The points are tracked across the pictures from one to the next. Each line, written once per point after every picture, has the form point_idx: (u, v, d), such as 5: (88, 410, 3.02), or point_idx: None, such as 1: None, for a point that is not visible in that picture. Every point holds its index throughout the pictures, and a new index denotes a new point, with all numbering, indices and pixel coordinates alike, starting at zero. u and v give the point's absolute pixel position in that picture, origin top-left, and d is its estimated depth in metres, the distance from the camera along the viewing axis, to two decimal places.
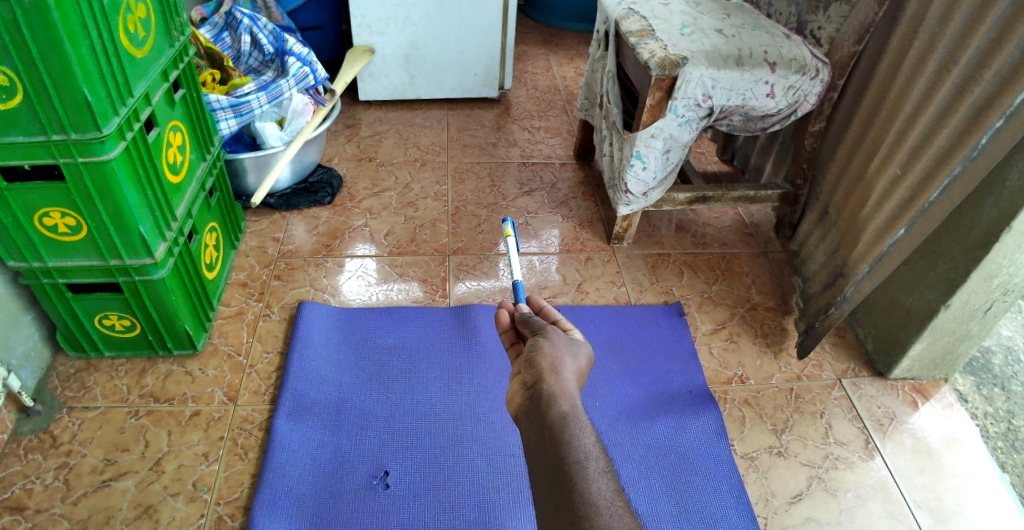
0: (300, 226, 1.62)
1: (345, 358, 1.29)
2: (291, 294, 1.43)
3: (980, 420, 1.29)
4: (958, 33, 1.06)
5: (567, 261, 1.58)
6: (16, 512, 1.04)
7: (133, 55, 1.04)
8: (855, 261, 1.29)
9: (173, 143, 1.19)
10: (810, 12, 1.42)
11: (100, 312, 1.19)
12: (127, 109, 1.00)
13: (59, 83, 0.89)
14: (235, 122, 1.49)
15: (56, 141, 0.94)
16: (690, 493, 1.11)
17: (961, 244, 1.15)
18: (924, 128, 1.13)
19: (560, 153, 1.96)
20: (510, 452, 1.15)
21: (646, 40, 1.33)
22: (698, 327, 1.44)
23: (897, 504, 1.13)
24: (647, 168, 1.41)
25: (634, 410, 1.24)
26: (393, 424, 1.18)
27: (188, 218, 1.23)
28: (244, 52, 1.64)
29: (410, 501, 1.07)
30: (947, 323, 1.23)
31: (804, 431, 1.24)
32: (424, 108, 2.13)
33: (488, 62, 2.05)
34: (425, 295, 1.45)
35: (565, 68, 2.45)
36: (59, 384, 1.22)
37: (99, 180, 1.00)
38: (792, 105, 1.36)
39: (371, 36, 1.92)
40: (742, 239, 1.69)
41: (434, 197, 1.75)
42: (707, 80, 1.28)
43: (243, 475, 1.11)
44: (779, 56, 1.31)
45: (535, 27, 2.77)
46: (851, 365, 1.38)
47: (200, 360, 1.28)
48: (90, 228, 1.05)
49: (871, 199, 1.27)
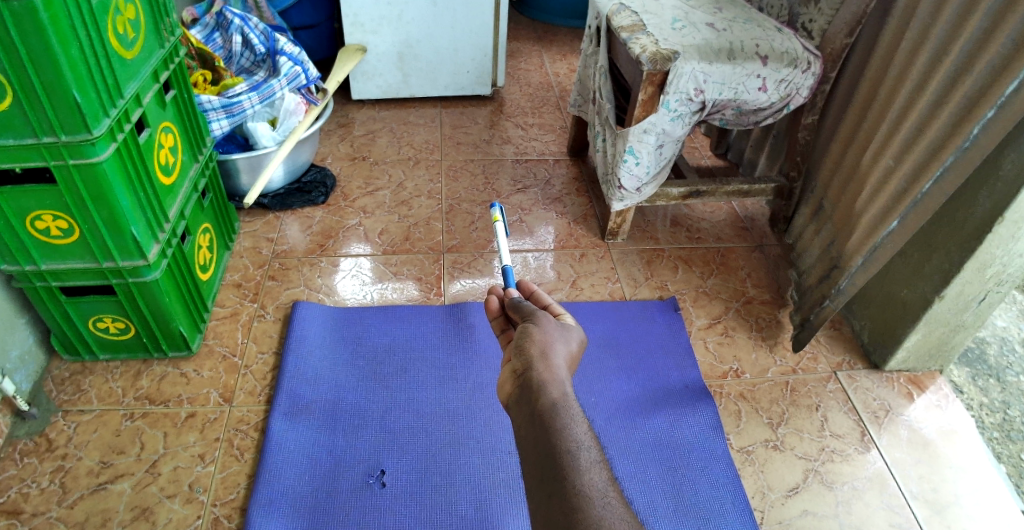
0: (294, 226, 1.62)
1: (341, 358, 1.29)
2: (285, 294, 1.43)
3: (975, 411, 1.29)
4: (950, 24, 1.06)
5: (562, 257, 1.57)
6: (12, 516, 1.04)
7: (124, 56, 1.04)
8: (850, 254, 1.29)
9: (165, 145, 1.19)
10: (801, 5, 1.42)
11: (94, 315, 1.19)
12: (118, 111, 1.00)
13: (49, 87, 0.89)
14: (227, 122, 1.48)
15: (47, 144, 0.94)
16: (686, 487, 1.11)
17: (955, 234, 1.15)
18: (917, 120, 1.13)
19: (554, 150, 1.96)
20: (506, 448, 1.15)
21: (638, 35, 1.33)
22: (693, 322, 1.44)
23: (893, 496, 1.13)
24: (640, 163, 1.40)
25: (630, 406, 1.24)
26: (389, 422, 1.19)
27: (180, 220, 1.23)
28: (236, 52, 1.63)
29: (407, 498, 1.08)
30: (942, 315, 1.23)
31: (800, 425, 1.24)
32: (418, 107, 2.13)
33: (481, 59, 2.05)
34: (421, 293, 1.45)
35: (558, 64, 2.45)
36: (54, 387, 1.22)
37: (91, 183, 0.99)
38: (784, 98, 1.36)
39: (363, 35, 1.92)
40: (737, 233, 1.69)
41: (428, 196, 1.75)
42: (700, 74, 1.28)
43: (240, 475, 1.11)
44: (771, 49, 1.31)
45: (528, 24, 2.76)
46: (847, 358, 1.38)
47: (195, 362, 1.28)
48: (83, 231, 1.05)
49: (866, 190, 1.27)
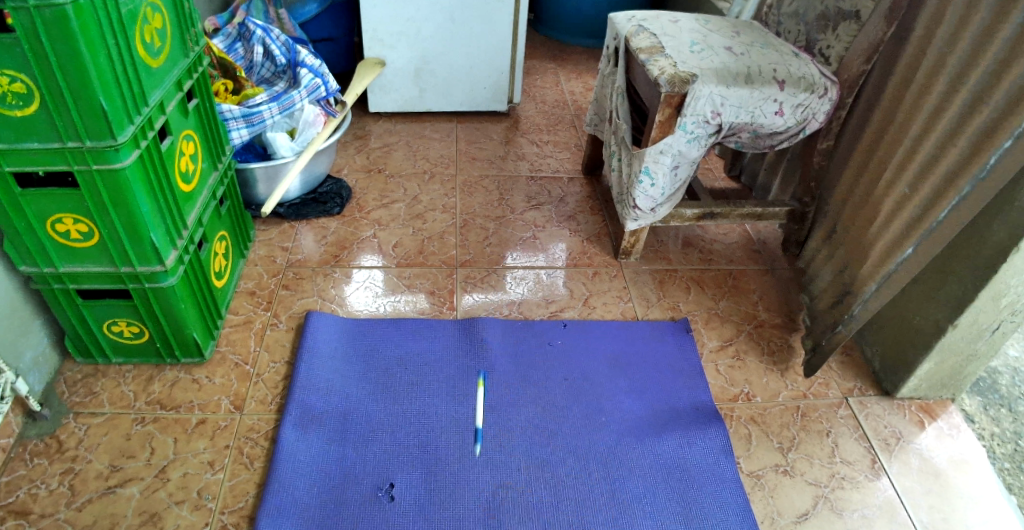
0: (308, 236, 1.63)
1: (353, 369, 1.30)
2: (298, 304, 1.44)
3: (986, 441, 1.28)
4: (967, 53, 1.07)
5: (574, 275, 1.58)
6: (20, 517, 1.04)
7: (149, 65, 1.06)
8: (864, 280, 1.29)
9: (186, 152, 1.20)
10: (818, 31, 1.43)
11: (108, 319, 1.20)
12: (142, 118, 1.02)
13: (75, 92, 0.90)
14: (247, 132, 1.50)
15: (71, 148, 0.95)
16: (696, 510, 1.11)
17: (970, 262, 1.15)
18: (933, 147, 1.14)
19: (569, 167, 1.97)
20: (516, 465, 1.15)
21: (656, 57, 1.35)
22: (705, 343, 1.43)
23: (904, 525, 1.13)
24: (655, 183, 1.41)
25: (641, 426, 1.23)
26: (399, 435, 1.18)
27: (199, 227, 1.24)
28: (257, 63, 1.66)
29: (416, 513, 1.07)
30: (955, 343, 1.22)
31: (811, 450, 1.23)
32: (434, 121, 2.15)
33: (498, 76, 2.07)
34: (433, 307, 1.46)
35: (574, 82, 2.47)
36: (67, 389, 1.22)
37: (112, 188, 1.00)
38: (800, 123, 1.36)
39: (382, 48, 1.94)
40: (749, 256, 1.69)
41: (442, 210, 1.76)
42: (717, 97, 1.29)
43: (248, 484, 1.11)
44: (789, 74, 1.32)
45: (544, 43, 2.79)
46: (858, 384, 1.37)
47: (207, 368, 1.29)
48: (102, 235, 1.06)
49: (880, 216, 1.27)
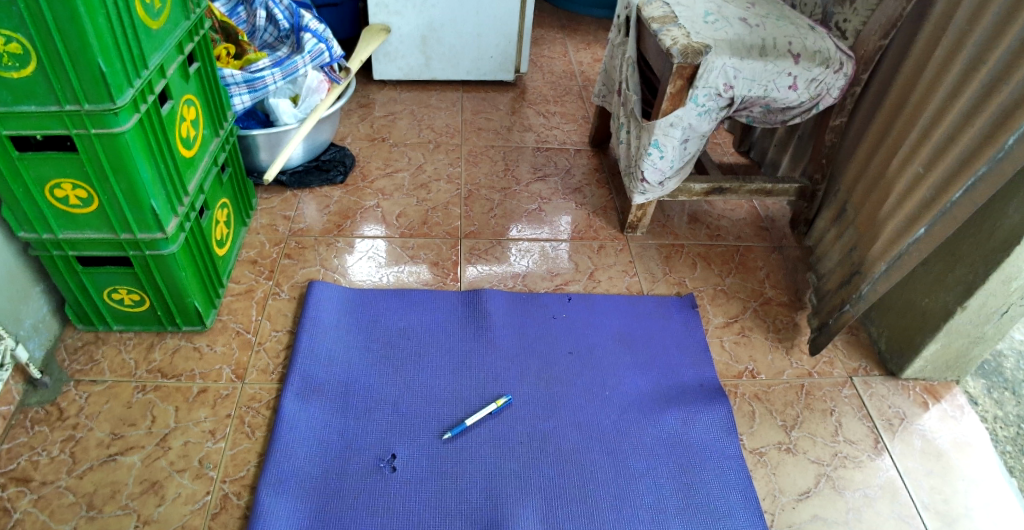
0: (311, 205, 1.61)
1: (355, 340, 1.28)
2: (300, 273, 1.42)
3: (989, 424, 1.28)
4: (988, 31, 1.04)
5: (580, 249, 1.56)
6: (22, 484, 1.03)
7: (149, 26, 1.02)
8: (872, 260, 1.28)
9: (187, 118, 1.17)
10: (836, 4, 1.39)
11: (109, 286, 1.18)
12: (142, 81, 0.99)
13: (73, 53, 0.87)
14: (249, 97, 1.46)
15: (69, 112, 0.92)
16: (698, 487, 1.11)
17: (981, 246, 1.14)
18: (949, 127, 1.11)
19: (576, 139, 1.94)
20: (518, 439, 1.14)
21: (669, 27, 1.31)
22: (710, 320, 1.42)
23: (905, 506, 1.13)
24: (665, 157, 1.39)
25: (643, 402, 1.23)
26: (402, 407, 1.18)
27: (200, 194, 1.22)
28: (260, 27, 1.61)
29: (418, 485, 1.07)
30: (962, 326, 1.22)
31: (814, 429, 1.23)
32: (439, 90, 2.11)
33: (505, 45, 2.03)
34: (436, 278, 1.44)
35: (583, 52, 2.42)
36: (67, 356, 1.21)
37: (112, 153, 0.98)
38: (815, 98, 1.33)
39: (387, 15, 1.89)
40: (757, 233, 1.67)
41: (447, 180, 1.73)
42: (730, 69, 1.25)
43: (250, 453, 1.10)
44: (804, 48, 1.28)
45: (552, 12, 2.73)
46: (863, 364, 1.37)
47: (208, 336, 1.27)
48: (102, 202, 1.04)
49: (892, 196, 1.25)
